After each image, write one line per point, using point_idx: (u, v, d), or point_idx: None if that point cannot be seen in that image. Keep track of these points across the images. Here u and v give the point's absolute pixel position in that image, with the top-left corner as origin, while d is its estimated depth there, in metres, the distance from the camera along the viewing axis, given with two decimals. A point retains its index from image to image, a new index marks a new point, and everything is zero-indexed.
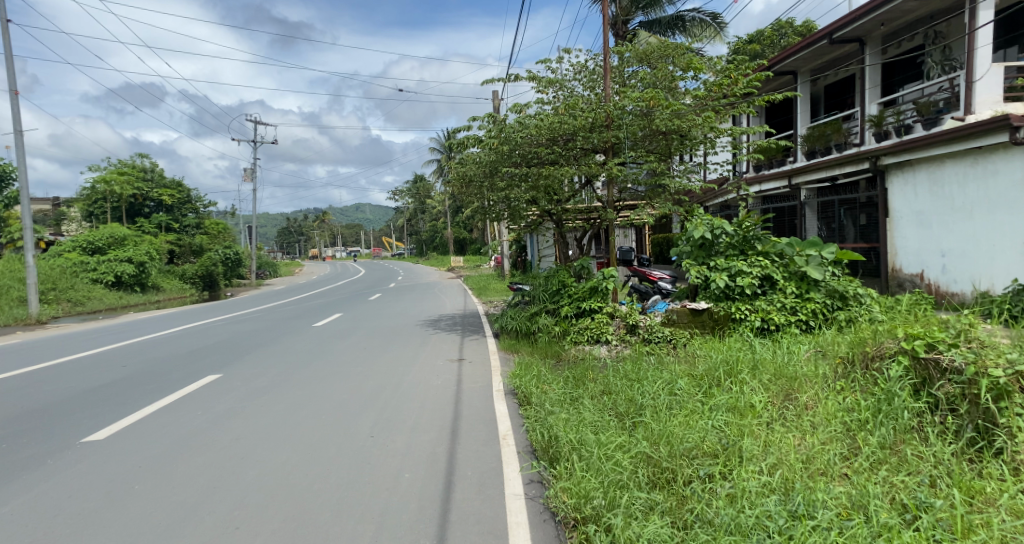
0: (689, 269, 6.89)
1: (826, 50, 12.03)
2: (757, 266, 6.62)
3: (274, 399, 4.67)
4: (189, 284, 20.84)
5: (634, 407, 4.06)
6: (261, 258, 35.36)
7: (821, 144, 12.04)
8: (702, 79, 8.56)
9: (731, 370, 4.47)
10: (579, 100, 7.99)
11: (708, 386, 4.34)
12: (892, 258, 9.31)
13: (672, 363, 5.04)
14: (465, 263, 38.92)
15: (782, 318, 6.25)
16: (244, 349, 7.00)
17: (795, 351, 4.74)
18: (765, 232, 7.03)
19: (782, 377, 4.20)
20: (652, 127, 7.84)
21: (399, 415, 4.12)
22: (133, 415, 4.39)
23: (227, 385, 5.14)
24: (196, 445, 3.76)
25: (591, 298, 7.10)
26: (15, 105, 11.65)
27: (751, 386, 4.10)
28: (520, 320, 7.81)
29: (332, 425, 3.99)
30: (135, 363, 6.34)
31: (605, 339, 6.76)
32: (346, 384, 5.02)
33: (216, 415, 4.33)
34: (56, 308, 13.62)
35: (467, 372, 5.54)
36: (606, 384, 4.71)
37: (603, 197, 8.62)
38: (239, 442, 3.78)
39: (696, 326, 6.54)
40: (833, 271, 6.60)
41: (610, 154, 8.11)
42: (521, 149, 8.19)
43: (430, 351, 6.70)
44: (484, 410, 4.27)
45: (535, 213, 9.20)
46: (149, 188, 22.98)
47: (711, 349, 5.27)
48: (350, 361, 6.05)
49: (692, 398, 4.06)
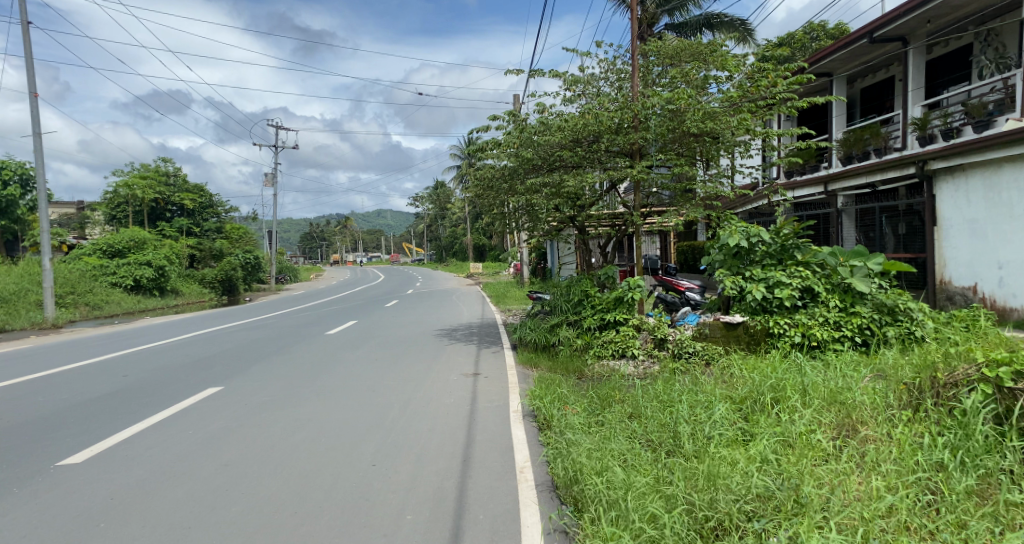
0: (723, 280, 6.41)
1: (865, 50, 11.39)
2: (797, 277, 6.09)
3: (273, 417, 4.30)
4: (209, 289, 20.85)
5: (669, 435, 3.62)
6: (280, 263, 35.48)
7: (859, 148, 11.41)
8: (735, 77, 7.98)
9: (776, 395, 3.99)
10: (604, 101, 7.58)
11: (751, 413, 3.86)
12: (940, 269, 8.66)
13: (707, 385, 4.56)
14: (484, 271, 38.49)
15: (825, 334, 5.74)
16: (252, 359, 6.71)
17: (850, 373, 4.23)
18: (804, 240, 6.47)
19: (837, 404, 3.71)
20: (682, 129, 7.32)
21: (405, 440, 3.75)
22: (120, 433, 4.03)
23: (226, 400, 4.81)
24: (180, 470, 3.38)
25: (616, 310, 6.64)
26: (35, 108, 11.68)
27: (801, 414, 3.63)
28: (539, 332, 7.37)
29: (332, 451, 3.61)
30: (137, 373, 6.05)
31: (631, 354, 6.28)
32: (351, 402, 4.67)
33: (208, 435, 3.95)
34: (73, 311, 13.60)
35: (482, 389, 5.17)
36: (634, 406, 4.27)
37: (628, 203, 8.18)
38: (227, 470, 3.38)
39: (730, 341, 6.08)
40: (880, 283, 6.07)
41: (636, 158, 7.66)
42: (542, 153, 7.81)
43: (445, 365, 6.32)
44: (500, 435, 3.88)
45: (556, 219, 8.78)
46: (171, 192, 23.20)
47: (752, 370, 4.76)
48: (359, 375, 5.69)
49: (734, 427, 3.62)
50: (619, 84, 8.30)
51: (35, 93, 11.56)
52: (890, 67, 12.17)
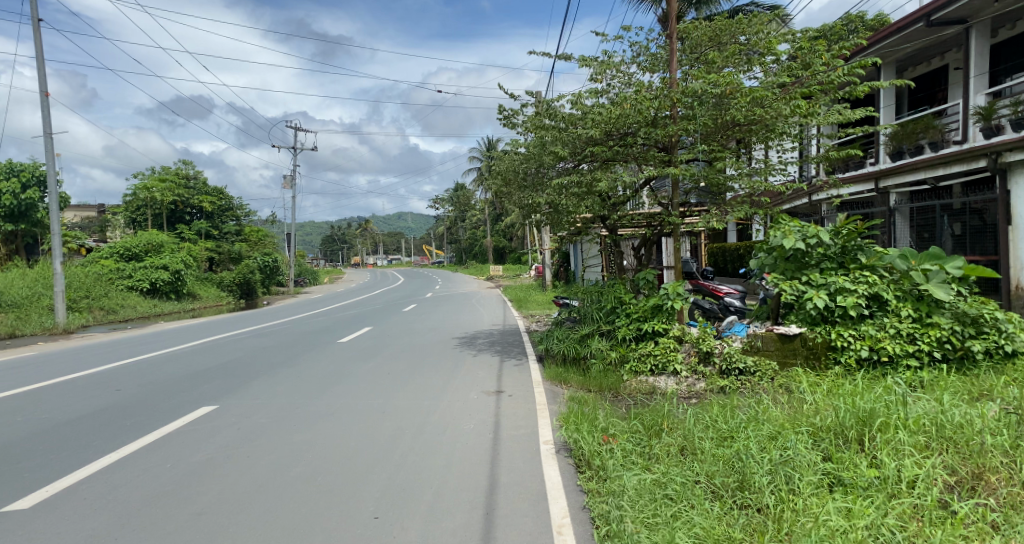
0: (776, 286, 5.62)
1: (920, 36, 10.40)
2: (862, 283, 5.30)
3: (265, 447, 3.72)
4: (226, 292, 20.57)
5: (737, 479, 2.96)
6: (300, 266, 35.40)
7: (911, 142, 10.44)
8: (793, 44, 6.88)
9: (865, 426, 3.26)
10: (639, 87, 6.83)
11: (836, 451, 3.15)
12: (1015, 273, 7.76)
13: (775, 412, 3.83)
14: (504, 273, 37.88)
15: (897, 348, 5.00)
16: (256, 372, 6.20)
17: (959, 404, 3.46)
18: (868, 240, 5.69)
19: (953, 445, 3.00)
20: (725, 119, 6.53)
21: (416, 483, 3.13)
22: (90, 466, 3.47)
23: (219, 424, 4.26)
24: (144, 519, 2.76)
25: (655, 319, 5.95)
26: (45, 109, 11.47)
27: (907, 454, 2.93)
28: (568, 343, 6.66)
29: (329, 494, 2.99)
30: (131, 387, 5.57)
31: (673, 370, 5.60)
32: (356, 428, 4.11)
33: (189, 470, 3.36)
34: (87, 316, 13.41)
35: (506, 411, 4.57)
36: (686, 438, 3.58)
37: (664, 201, 7.45)
38: (201, 518, 2.76)
39: (787, 355, 5.38)
40: (959, 290, 5.28)
41: (673, 150, 6.90)
42: (572, 147, 7.08)
43: (464, 380, 5.73)
44: (530, 478, 3.25)
45: (585, 218, 8.09)
46: (190, 195, 23.12)
47: (829, 397, 4.03)
48: (368, 393, 5.14)
49: (821, 471, 2.92)
50: (652, 72, 7.53)
51: (45, 93, 11.36)
52: (945, 55, 11.24)
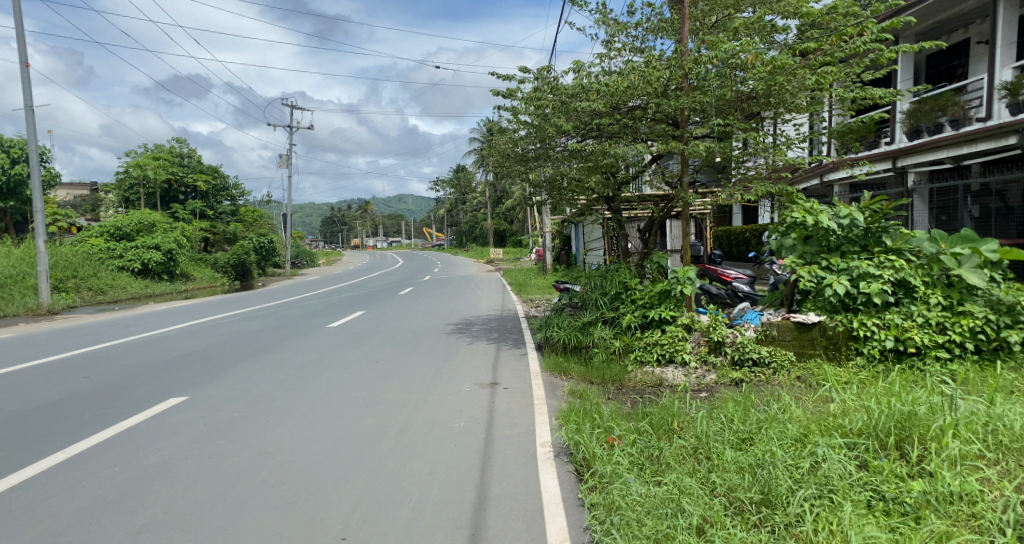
0: (794, 271, 5.18)
1: (944, 6, 9.82)
2: (888, 267, 4.86)
3: (230, 449, 3.36)
4: (221, 273, 20.15)
5: (760, 493, 2.57)
6: (297, 248, 34.87)
7: (930, 120, 9.94)
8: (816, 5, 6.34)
9: (902, 430, 2.88)
10: (647, 55, 6.34)
11: (873, 458, 2.76)
12: None
13: (798, 412, 3.43)
14: (503, 257, 37.35)
15: (926, 338, 4.59)
16: (236, 359, 5.81)
17: (1007, 407, 3.06)
18: (895, 221, 5.25)
19: (1014, 459, 2.60)
20: (739, 91, 6.07)
21: (395, 495, 2.78)
22: (29, 467, 3.09)
23: (184, 419, 3.90)
24: (74, 536, 2.37)
25: (662, 305, 5.55)
26: (26, 79, 10.97)
27: (960, 468, 2.54)
28: (570, 331, 6.24)
29: (294, 507, 2.64)
30: (100, 374, 5.19)
31: (680, 360, 5.21)
32: (332, 427, 3.76)
33: (142, 475, 2.99)
34: (74, 296, 13.04)
35: (501, 407, 4.22)
36: (700, 441, 3.20)
37: (672, 178, 6.98)
38: (145, 533, 2.40)
39: (805, 346, 5.01)
40: (994, 276, 4.82)
41: (683, 124, 6.41)
42: (576, 122, 6.70)
43: (457, 371, 5.36)
44: (524, 489, 2.90)
45: (589, 198, 7.63)
46: (184, 173, 22.63)
47: (857, 395, 3.65)
48: (352, 386, 4.79)
49: (858, 484, 2.53)
50: (660, 38, 7.02)
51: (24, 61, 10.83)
52: (969, 27, 10.68)
